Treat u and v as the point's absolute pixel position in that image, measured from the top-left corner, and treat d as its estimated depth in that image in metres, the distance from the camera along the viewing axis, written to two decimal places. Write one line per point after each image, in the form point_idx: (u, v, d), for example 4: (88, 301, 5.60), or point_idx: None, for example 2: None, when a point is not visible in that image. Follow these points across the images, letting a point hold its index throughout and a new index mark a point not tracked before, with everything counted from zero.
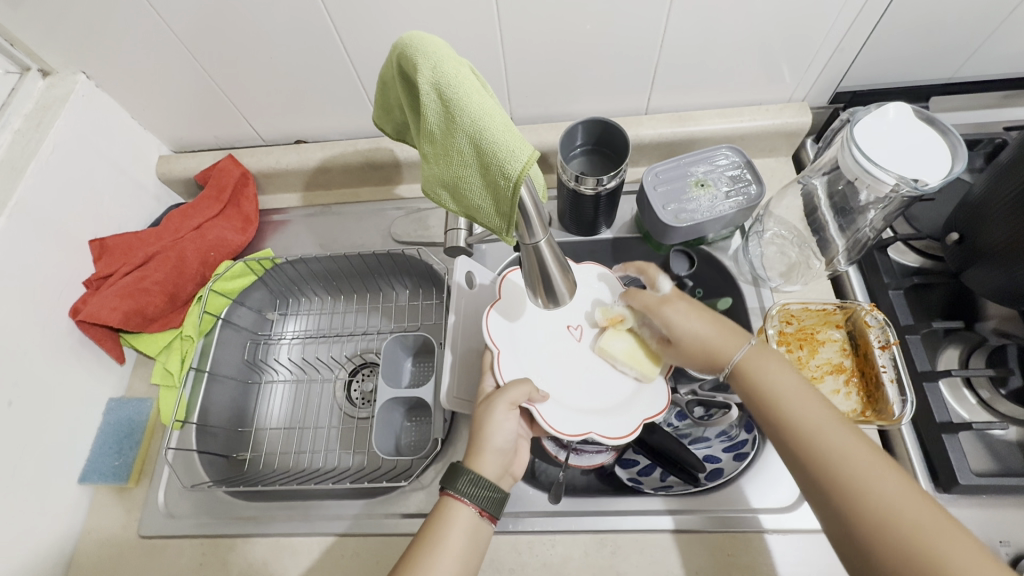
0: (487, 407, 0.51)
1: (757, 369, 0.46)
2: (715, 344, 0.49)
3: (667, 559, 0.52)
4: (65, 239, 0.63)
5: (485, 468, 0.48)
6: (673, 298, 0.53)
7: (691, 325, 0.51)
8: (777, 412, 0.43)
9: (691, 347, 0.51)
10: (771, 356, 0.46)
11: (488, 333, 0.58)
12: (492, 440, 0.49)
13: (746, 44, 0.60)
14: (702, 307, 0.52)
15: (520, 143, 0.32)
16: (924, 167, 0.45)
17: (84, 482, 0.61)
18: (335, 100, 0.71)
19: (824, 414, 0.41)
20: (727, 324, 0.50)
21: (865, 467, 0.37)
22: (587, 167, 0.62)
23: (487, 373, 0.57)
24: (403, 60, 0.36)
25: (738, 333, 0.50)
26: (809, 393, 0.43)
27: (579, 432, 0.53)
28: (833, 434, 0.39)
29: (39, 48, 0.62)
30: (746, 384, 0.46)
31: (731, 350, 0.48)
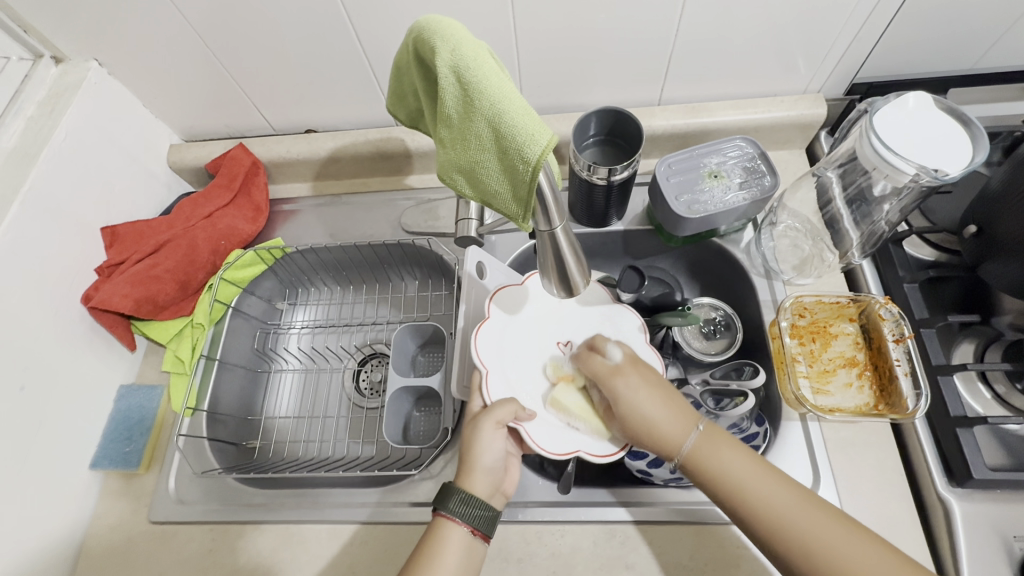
0: (473, 426, 0.51)
1: (710, 458, 0.46)
2: (663, 428, 0.48)
3: (676, 551, 0.52)
4: (76, 226, 0.63)
5: (475, 486, 0.48)
6: (625, 371, 0.52)
7: (641, 399, 0.49)
8: (741, 502, 0.44)
9: (635, 428, 0.49)
10: (719, 437, 0.47)
11: (476, 353, 0.56)
12: (482, 460, 0.49)
13: (762, 34, 0.60)
14: (654, 380, 0.51)
15: (539, 127, 0.32)
16: (945, 156, 0.44)
17: (94, 468, 0.61)
18: (346, 90, 0.71)
19: (788, 498, 0.43)
20: (680, 404, 0.49)
21: (845, 551, 0.40)
22: (599, 157, 0.61)
23: (475, 393, 0.56)
24: (419, 43, 0.36)
25: (689, 417, 0.49)
26: (765, 476, 0.45)
27: (567, 451, 0.52)
28: (804, 522, 0.42)
29: (51, 33, 0.62)
30: (704, 477, 0.46)
31: (681, 433, 0.47)
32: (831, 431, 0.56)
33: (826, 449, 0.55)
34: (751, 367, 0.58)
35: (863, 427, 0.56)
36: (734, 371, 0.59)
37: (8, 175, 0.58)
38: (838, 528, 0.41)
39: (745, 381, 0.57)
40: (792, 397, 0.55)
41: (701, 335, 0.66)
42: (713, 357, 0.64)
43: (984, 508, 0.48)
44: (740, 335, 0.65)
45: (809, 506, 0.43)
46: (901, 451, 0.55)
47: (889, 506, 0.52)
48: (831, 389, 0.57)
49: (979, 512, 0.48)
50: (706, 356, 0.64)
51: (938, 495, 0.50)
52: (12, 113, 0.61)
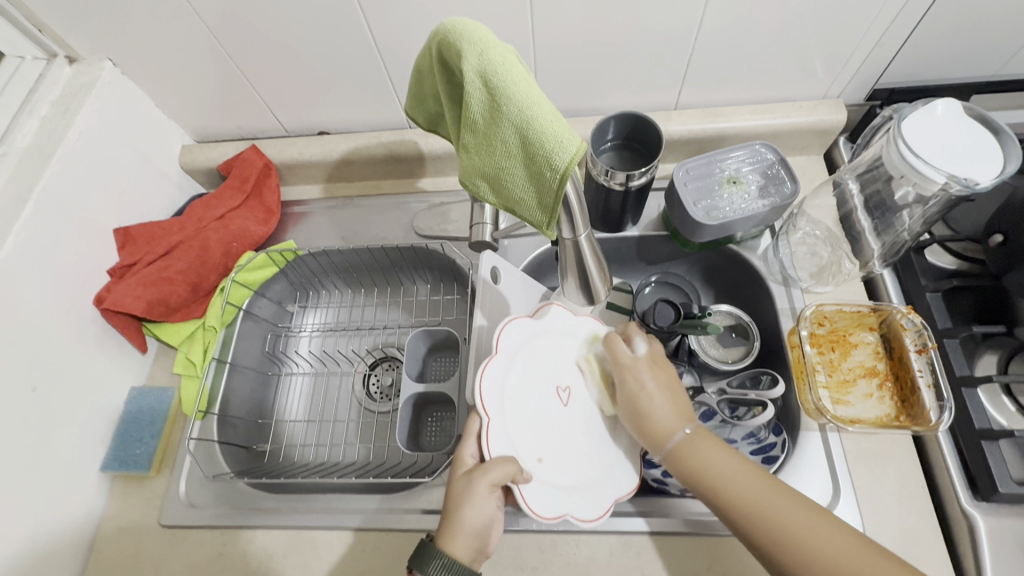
0: (467, 483, 0.47)
1: (690, 449, 0.46)
2: (658, 420, 0.48)
3: (693, 562, 0.51)
4: (89, 226, 0.63)
5: (456, 550, 0.44)
6: (642, 364, 0.51)
7: (651, 395, 0.49)
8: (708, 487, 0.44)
9: (635, 414, 0.49)
10: (702, 435, 0.47)
11: (478, 399, 0.51)
12: (470, 522, 0.45)
13: (782, 40, 0.59)
14: (665, 379, 0.50)
15: (569, 133, 0.31)
16: (977, 164, 0.43)
17: (104, 470, 0.61)
18: (359, 92, 0.70)
19: (750, 479, 0.43)
20: (683, 400, 0.49)
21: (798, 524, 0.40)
22: (616, 162, 0.60)
23: (471, 438, 0.52)
24: (445, 47, 0.36)
25: (685, 417, 0.49)
26: (730, 461, 0.45)
27: (556, 515, 0.49)
28: (768, 503, 0.42)
29: (67, 34, 0.62)
30: (682, 464, 0.46)
31: (672, 426, 0.47)
32: (851, 442, 0.55)
33: (847, 460, 0.54)
34: (768, 375, 0.58)
35: (885, 439, 0.55)
36: (749, 380, 0.59)
37: (23, 174, 0.58)
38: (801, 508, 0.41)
39: (764, 389, 0.56)
40: (812, 407, 0.54)
41: (717, 342, 0.65)
42: (731, 365, 0.62)
43: (1011, 523, 0.47)
44: (758, 343, 0.64)
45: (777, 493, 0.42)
46: (923, 464, 0.54)
47: (912, 520, 0.51)
48: (851, 399, 0.56)
49: (1005, 526, 0.47)
50: (723, 364, 0.63)
51: (963, 509, 0.49)
52: (27, 112, 0.61)
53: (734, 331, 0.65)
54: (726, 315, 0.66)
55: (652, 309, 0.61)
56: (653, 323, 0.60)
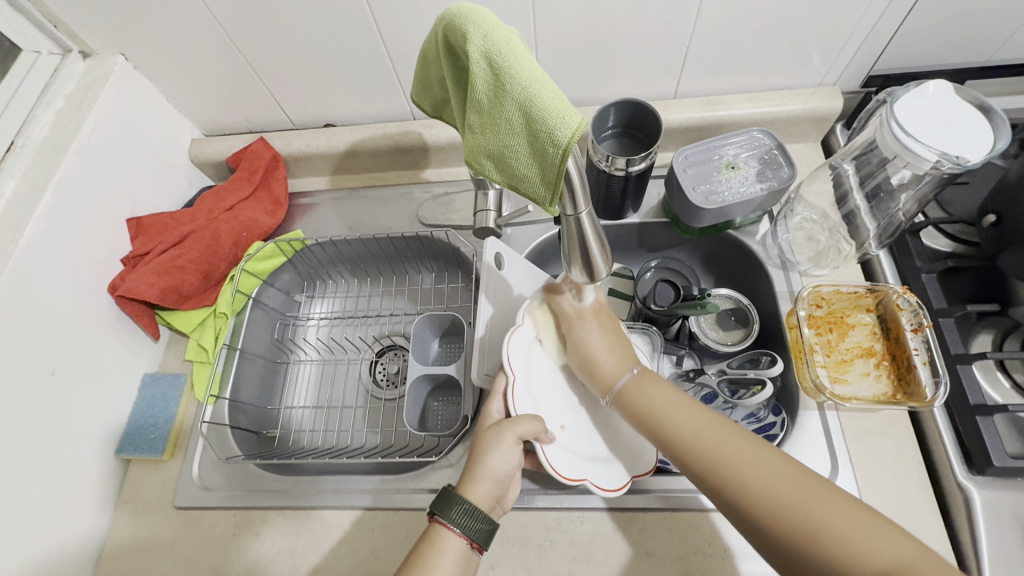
0: (496, 434, 0.50)
1: (642, 390, 0.49)
2: (604, 365, 0.52)
3: (696, 538, 0.52)
4: (103, 217, 0.65)
5: (478, 496, 0.47)
6: (585, 314, 0.55)
7: (592, 340, 0.54)
8: (663, 430, 0.46)
9: (580, 359, 0.55)
10: (650, 378, 0.50)
11: (507, 359, 0.55)
12: (494, 470, 0.48)
13: (778, 29, 0.60)
14: (610, 327, 0.55)
15: (570, 110, 0.32)
16: (968, 143, 0.45)
17: (119, 454, 0.62)
18: (364, 84, 0.72)
19: (699, 419, 0.45)
20: (627, 349, 0.54)
21: (747, 459, 0.41)
22: (617, 149, 0.62)
23: (497, 397, 0.55)
24: (450, 31, 0.37)
25: (629, 360, 0.53)
26: (683, 405, 0.46)
27: (578, 477, 0.52)
28: (714, 439, 0.43)
29: (80, 29, 0.64)
30: (631, 407, 0.50)
31: (616, 373, 0.52)
32: (849, 420, 0.56)
33: (845, 437, 0.55)
34: (768, 355, 0.59)
35: (883, 417, 0.56)
36: (748, 362, 0.60)
37: (40, 165, 0.60)
38: (754, 444, 0.42)
39: (764, 367, 0.58)
40: (811, 386, 0.55)
41: (715, 324, 0.66)
42: (731, 347, 0.63)
43: (1005, 495, 0.48)
44: (756, 324, 0.64)
45: (724, 428, 0.44)
46: (919, 439, 0.55)
47: (908, 495, 0.52)
48: (849, 378, 0.57)
49: (999, 498, 0.48)
50: (723, 345, 0.64)
51: (958, 483, 0.50)
52: (43, 106, 0.63)
53: (733, 314, 0.66)
54: (726, 298, 0.66)
55: (652, 291, 0.65)
56: (654, 305, 0.63)
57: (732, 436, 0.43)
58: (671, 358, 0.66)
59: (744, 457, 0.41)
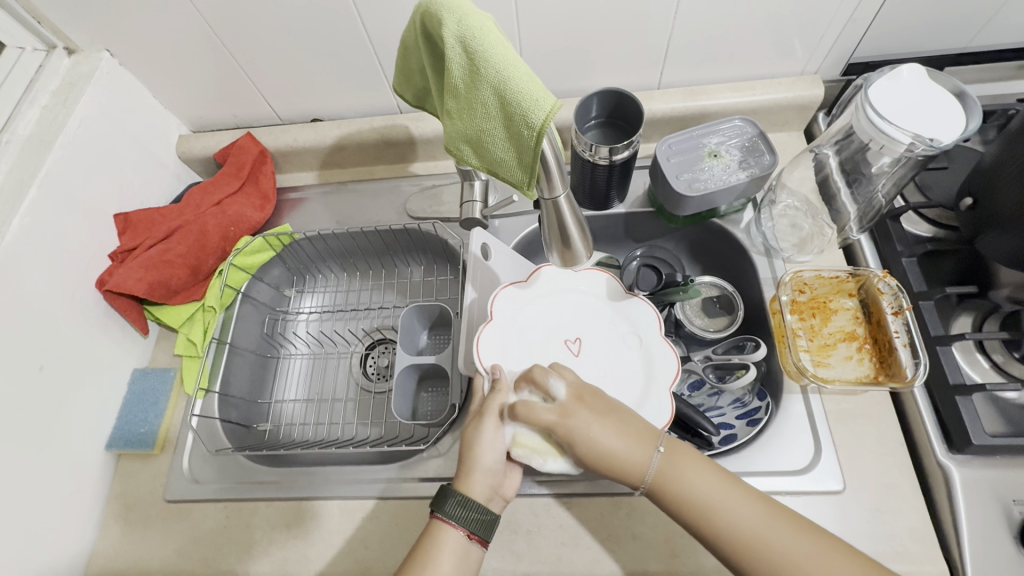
0: (475, 426, 0.49)
1: (677, 478, 0.44)
2: (623, 457, 0.45)
3: (682, 523, 0.53)
4: (91, 213, 0.65)
5: (474, 489, 0.47)
6: (572, 409, 0.47)
7: (599, 436, 0.46)
8: (711, 524, 0.42)
9: (594, 463, 0.46)
10: (684, 456, 0.45)
11: (478, 356, 0.56)
12: (483, 460, 0.48)
13: (758, 18, 0.61)
14: (602, 410, 0.48)
15: (543, 93, 0.33)
16: (942, 124, 0.45)
17: (110, 449, 0.63)
18: (350, 79, 0.72)
19: (752, 512, 0.42)
20: (633, 424, 0.47)
21: (802, 557, 0.40)
22: (601, 139, 0.62)
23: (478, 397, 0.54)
24: (426, 18, 0.37)
25: (644, 437, 0.46)
26: (731, 493, 0.43)
27: None
28: (770, 535, 0.41)
29: (64, 25, 0.64)
30: (668, 500, 0.44)
31: (643, 458, 0.45)
32: (832, 403, 0.56)
33: (828, 420, 0.56)
34: (754, 341, 0.60)
35: (865, 399, 0.56)
36: (734, 348, 0.61)
37: (26, 161, 0.60)
38: (814, 538, 0.41)
39: (748, 352, 0.59)
40: (794, 369, 0.56)
41: (701, 311, 0.67)
42: (715, 334, 0.64)
43: (983, 473, 0.48)
44: (742, 311, 0.65)
45: (781, 521, 0.42)
46: (900, 420, 0.56)
47: (891, 475, 0.52)
48: (832, 362, 0.58)
49: (979, 476, 0.49)
50: (708, 331, 0.65)
51: (938, 462, 0.51)
52: (28, 102, 0.63)
53: (717, 301, 0.67)
54: (711, 286, 0.67)
55: (636, 277, 0.66)
56: (638, 290, 0.65)
57: (793, 530, 0.41)
58: None
59: (798, 549, 0.40)
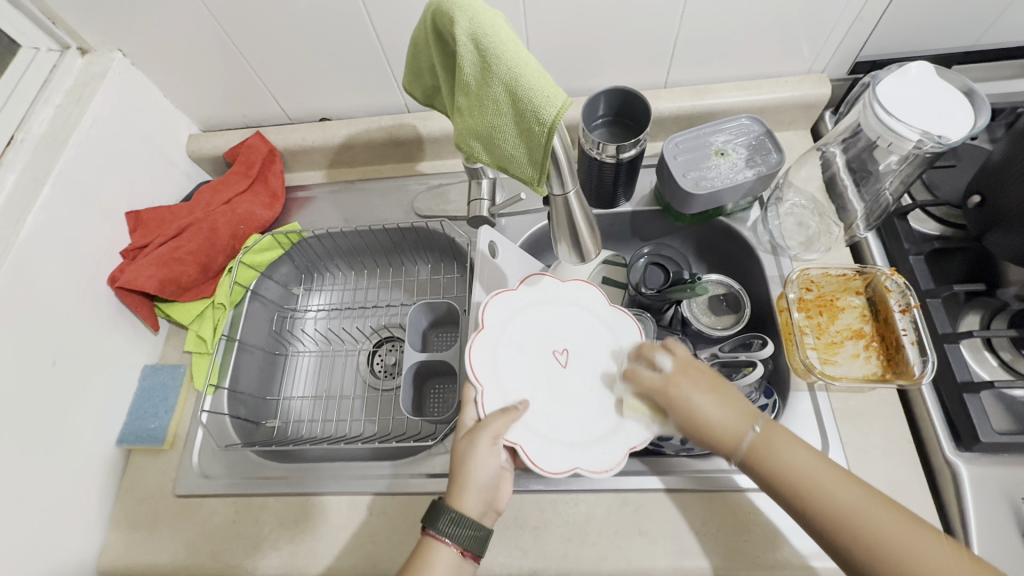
0: (468, 441, 0.48)
1: (770, 451, 0.44)
2: (719, 427, 0.47)
3: (688, 520, 0.53)
4: (103, 211, 0.66)
5: (466, 506, 0.46)
6: (675, 379, 0.50)
7: (704, 403, 0.48)
8: (802, 496, 0.42)
9: (694, 427, 0.48)
10: (782, 435, 0.45)
11: (470, 367, 0.52)
12: (476, 477, 0.46)
13: (765, 17, 0.61)
14: (705, 382, 0.49)
15: (555, 90, 0.34)
16: (950, 122, 0.46)
17: (120, 444, 0.63)
18: (359, 78, 0.73)
19: (849, 491, 0.41)
20: (737, 399, 0.48)
21: (891, 530, 0.39)
22: (608, 138, 0.63)
23: (470, 405, 0.53)
24: (438, 16, 0.38)
25: (746, 414, 0.47)
26: (827, 471, 0.43)
27: (566, 469, 0.50)
28: (865, 514, 0.40)
29: (78, 25, 0.65)
30: (765, 473, 0.45)
31: (739, 430, 0.46)
32: (839, 401, 0.57)
33: (835, 417, 0.56)
34: (761, 338, 0.59)
35: (872, 397, 0.57)
36: (741, 345, 0.61)
37: (39, 159, 0.61)
38: (912, 525, 0.39)
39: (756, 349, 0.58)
40: (802, 366, 0.56)
41: (708, 310, 0.67)
42: (721, 331, 0.64)
43: (991, 470, 0.48)
44: (748, 308, 0.65)
45: (879, 504, 0.40)
46: (908, 417, 0.56)
47: (898, 472, 0.52)
48: (839, 359, 0.58)
49: (987, 473, 0.49)
50: (714, 329, 0.65)
51: (946, 459, 0.51)
52: (42, 102, 0.64)
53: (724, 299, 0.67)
54: (717, 283, 0.68)
55: (643, 276, 0.66)
56: (646, 289, 0.65)
57: (894, 515, 0.40)
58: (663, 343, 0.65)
59: (890, 529, 0.39)
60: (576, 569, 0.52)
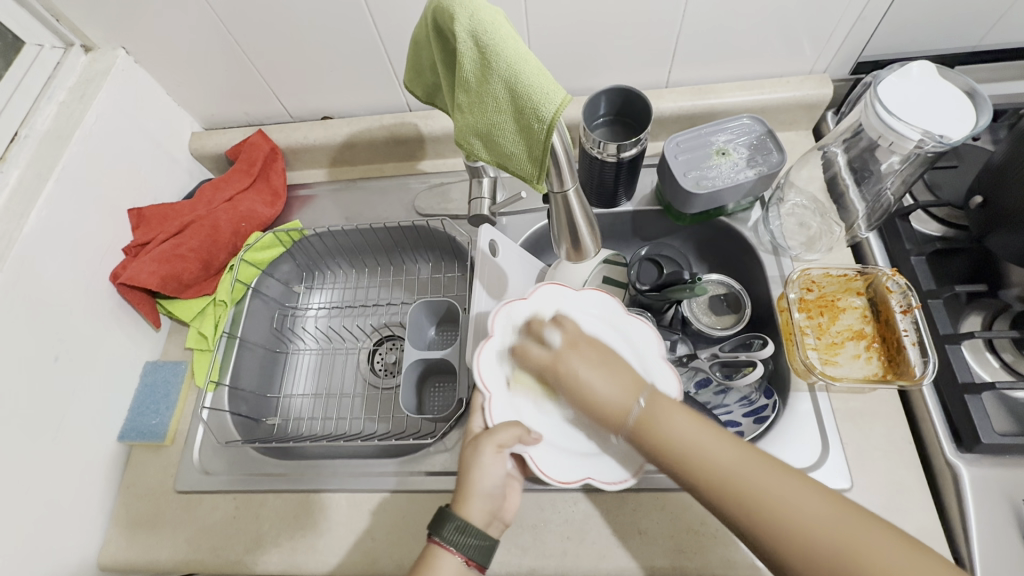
0: (473, 449, 0.47)
1: (651, 423, 0.43)
2: (605, 402, 0.46)
3: (688, 520, 0.53)
4: (106, 207, 0.66)
5: (472, 513, 0.45)
6: (562, 355, 0.50)
7: (585, 374, 0.47)
8: (678, 462, 0.41)
9: (585, 405, 0.47)
10: (664, 402, 0.44)
11: (479, 375, 0.52)
12: (481, 485, 0.46)
13: (766, 17, 0.61)
14: (592, 355, 0.49)
15: (554, 87, 0.34)
16: (951, 121, 0.45)
17: (122, 439, 0.64)
18: (361, 77, 0.73)
19: (725, 450, 0.40)
20: (624, 372, 0.47)
21: (761, 480, 0.37)
22: (608, 137, 0.63)
23: (477, 412, 0.53)
24: (438, 14, 0.38)
25: (632, 385, 0.46)
26: (707, 432, 0.41)
27: (575, 480, 0.49)
28: (738, 470, 0.38)
29: (82, 23, 0.65)
30: (645, 442, 0.43)
31: (625, 403, 0.45)
32: (839, 401, 0.56)
33: (836, 417, 0.56)
34: (761, 339, 0.58)
35: (873, 397, 0.56)
36: (741, 346, 0.60)
37: (43, 156, 0.61)
38: (780, 473, 0.38)
39: (755, 349, 0.58)
40: (802, 367, 0.56)
41: (709, 309, 0.67)
42: (721, 331, 0.64)
43: (993, 472, 0.48)
44: (748, 309, 0.65)
45: (752, 457, 0.39)
46: (909, 418, 0.56)
47: (899, 473, 0.52)
48: (840, 360, 0.58)
49: (988, 474, 0.48)
50: (715, 329, 0.65)
51: (947, 460, 0.50)
52: (46, 99, 0.64)
53: (725, 299, 0.67)
54: (718, 283, 0.67)
55: (639, 271, 0.65)
56: (642, 286, 0.64)
57: (764, 466, 0.38)
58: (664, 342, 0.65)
59: (761, 479, 0.38)
60: (575, 568, 0.52)
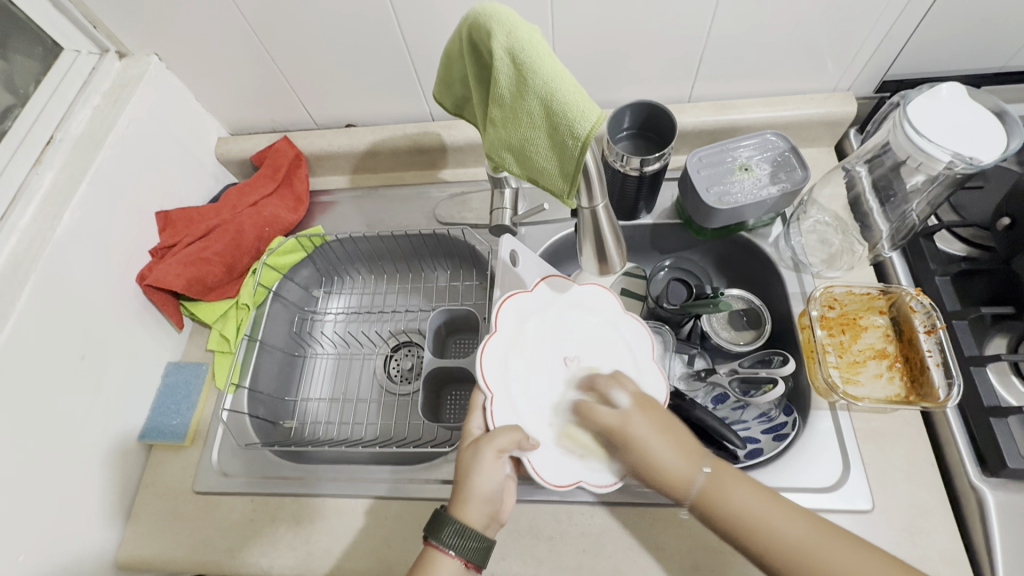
0: (474, 452, 0.48)
1: (718, 493, 0.44)
2: (671, 471, 0.47)
3: (707, 538, 0.52)
4: (135, 209, 0.67)
5: (469, 516, 0.45)
6: (633, 414, 0.51)
7: (650, 439, 0.49)
8: (759, 538, 0.41)
9: (645, 470, 0.48)
10: (728, 474, 0.45)
11: (481, 374, 0.53)
12: (480, 488, 0.46)
13: (792, 35, 0.61)
14: (657, 417, 0.50)
15: (589, 104, 0.34)
16: (981, 143, 0.45)
17: (142, 439, 0.64)
18: (386, 86, 0.74)
19: (800, 528, 0.41)
20: (685, 440, 0.48)
21: (839, 560, 0.39)
22: (631, 150, 0.63)
23: (476, 412, 0.54)
24: (475, 31, 0.39)
25: (693, 454, 0.47)
26: (777, 508, 0.42)
27: (569, 482, 0.51)
28: (815, 547, 0.40)
29: (117, 29, 0.67)
30: (716, 517, 0.44)
31: (689, 473, 0.46)
32: (861, 420, 0.56)
33: (857, 438, 0.55)
34: (781, 355, 0.60)
35: (895, 418, 0.56)
36: (759, 362, 0.61)
37: (77, 157, 0.63)
38: (857, 550, 0.40)
39: (774, 365, 0.59)
40: (824, 386, 0.55)
41: (727, 324, 0.67)
42: (744, 346, 0.64)
43: (1019, 497, 0.48)
44: (768, 324, 0.65)
45: (823, 532, 0.41)
46: (932, 440, 0.55)
47: (920, 496, 0.52)
48: (861, 379, 0.57)
49: (1014, 499, 0.48)
50: (735, 344, 0.65)
51: (971, 484, 0.50)
52: (81, 103, 0.66)
53: (745, 315, 0.67)
54: (739, 299, 0.67)
55: (666, 290, 0.66)
56: (667, 303, 0.64)
57: (834, 538, 0.40)
58: (682, 358, 0.66)
59: (835, 556, 0.39)
60: None
